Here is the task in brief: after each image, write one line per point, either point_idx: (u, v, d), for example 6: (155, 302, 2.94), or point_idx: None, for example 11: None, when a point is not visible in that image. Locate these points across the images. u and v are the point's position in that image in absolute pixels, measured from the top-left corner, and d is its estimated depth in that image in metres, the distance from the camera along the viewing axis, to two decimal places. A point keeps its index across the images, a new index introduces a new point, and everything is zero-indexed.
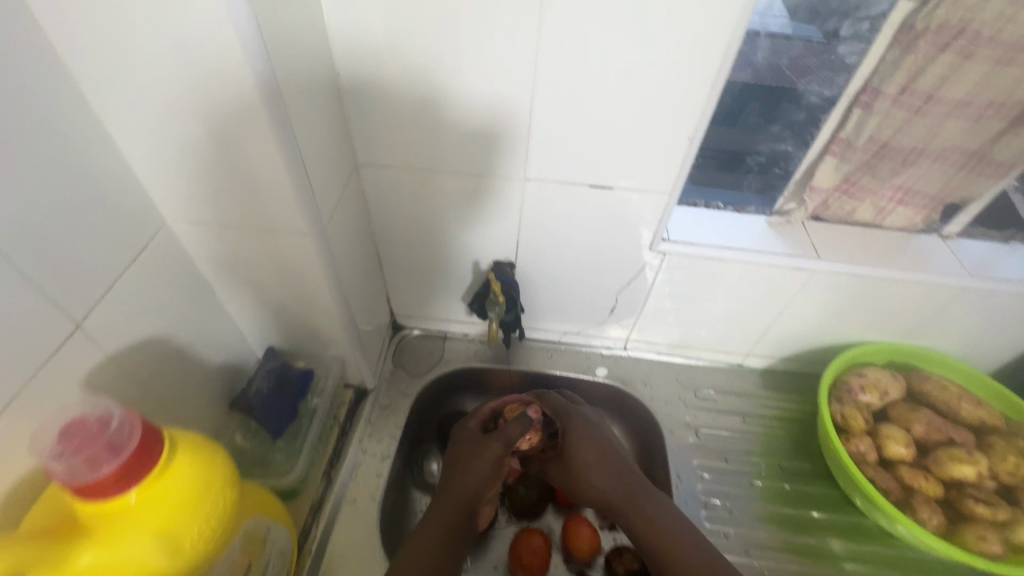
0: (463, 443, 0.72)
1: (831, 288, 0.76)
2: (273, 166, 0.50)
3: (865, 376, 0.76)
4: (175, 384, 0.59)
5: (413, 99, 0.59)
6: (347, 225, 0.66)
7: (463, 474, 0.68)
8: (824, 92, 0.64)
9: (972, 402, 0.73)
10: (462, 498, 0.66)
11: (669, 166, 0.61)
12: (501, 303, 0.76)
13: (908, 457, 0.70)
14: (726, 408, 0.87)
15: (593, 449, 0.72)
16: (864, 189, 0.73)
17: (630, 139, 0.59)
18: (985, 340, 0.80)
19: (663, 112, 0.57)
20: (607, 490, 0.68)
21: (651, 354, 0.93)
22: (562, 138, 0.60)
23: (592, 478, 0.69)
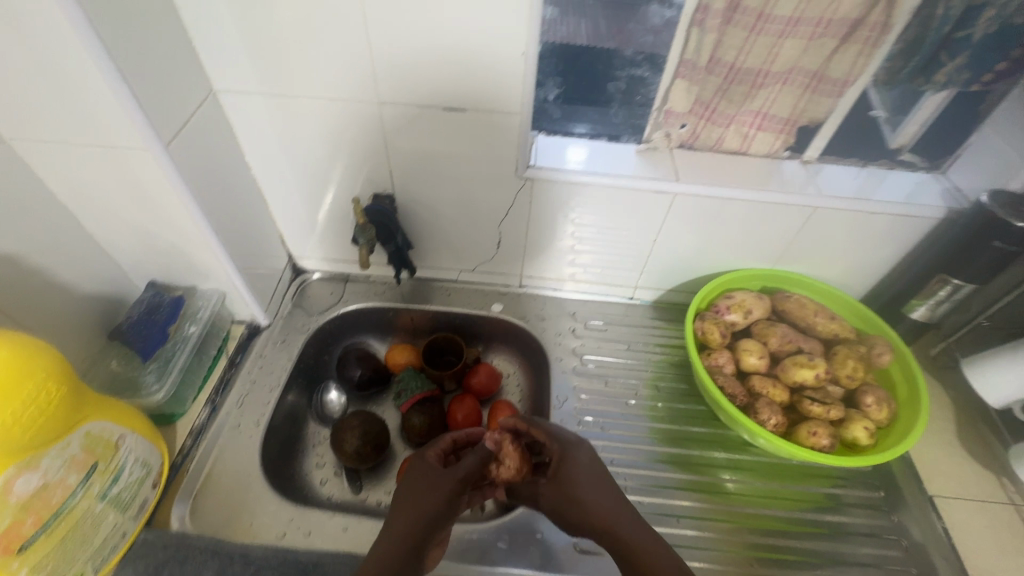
0: (410, 482, 0.60)
1: (697, 213, 0.79)
2: (89, 79, 0.51)
3: (732, 297, 0.80)
4: (28, 302, 0.61)
5: (261, 22, 0.60)
6: (211, 153, 0.68)
7: (412, 506, 0.58)
8: (664, 13, 0.67)
9: (825, 317, 0.78)
10: (415, 532, 0.56)
11: (515, 85, 0.64)
12: (370, 228, 0.77)
13: (761, 367, 0.74)
14: (614, 338, 0.91)
15: (578, 476, 0.62)
16: (723, 115, 0.76)
17: (473, 58, 0.62)
18: (847, 263, 0.84)
19: (497, 28, 0.59)
20: (596, 511, 0.59)
21: (547, 291, 0.96)
22: (409, 58, 0.62)
23: (580, 503, 0.60)
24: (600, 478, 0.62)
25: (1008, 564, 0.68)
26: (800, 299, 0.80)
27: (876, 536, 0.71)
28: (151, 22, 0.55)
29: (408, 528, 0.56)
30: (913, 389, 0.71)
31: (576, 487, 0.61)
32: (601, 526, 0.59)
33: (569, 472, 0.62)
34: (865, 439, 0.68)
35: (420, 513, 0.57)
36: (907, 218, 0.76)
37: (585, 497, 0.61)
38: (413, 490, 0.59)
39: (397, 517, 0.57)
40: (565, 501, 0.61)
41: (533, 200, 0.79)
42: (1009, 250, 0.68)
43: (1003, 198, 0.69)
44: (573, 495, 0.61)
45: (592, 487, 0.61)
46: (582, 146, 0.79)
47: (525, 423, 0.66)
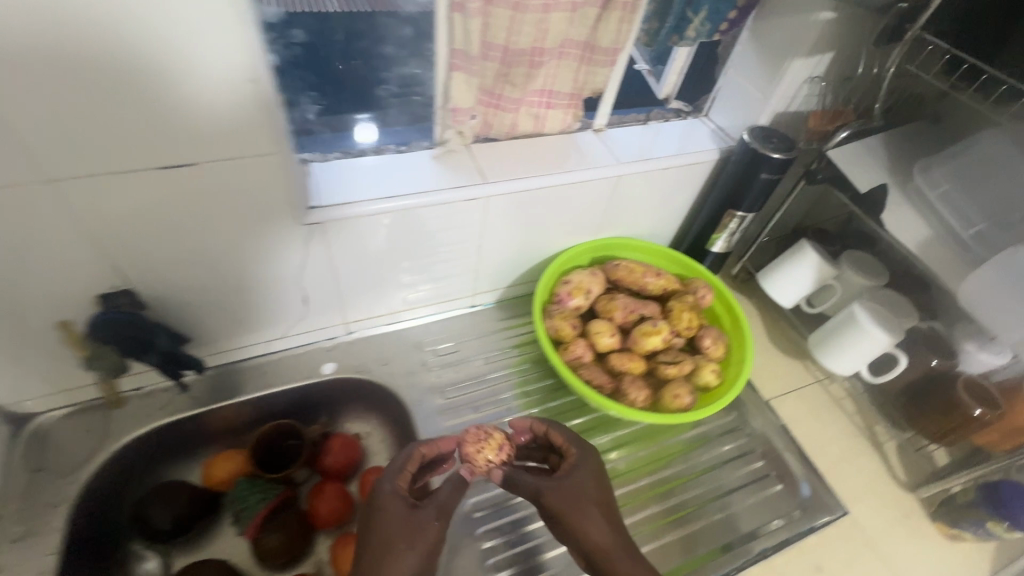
0: (399, 505, 0.58)
1: (514, 208, 0.73)
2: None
3: (570, 282, 0.79)
4: None
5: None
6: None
7: (389, 533, 0.56)
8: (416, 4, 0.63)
9: (653, 275, 0.81)
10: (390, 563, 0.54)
11: (256, 119, 0.50)
12: (109, 355, 0.60)
13: (615, 344, 0.75)
14: (469, 355, 0.84)
15: (589, 493, 0.62)
16: (511, 99, 0.70)
17: (181, 93, 0.45)
18: (656, 218, 0.88)
19: (201, 53, 0.44)
20: (601, 536, 0.59)
21: (382, 328, 0.83)
22: (75, 110, 0.43)
23: (589, 517, 0.60)
24: (607, 494, 0.63)
25: (831, 437, 0.81)
26: (627, 265, 0.81)
27: (740, 458, 0.78)
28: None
29: (386, 556, 0.54)
30: (737, 318, 0.79)
31: (587, 506, 0.61)
32: (603, 549, 0.59)
33: (580, 482, 0.63)
34: (715, 381, 0.73)
35: (409, 550, 0.55)
36: (694, 166, 0.81)
37: (597, 517, 0.60)
38: (395, 521, 0.57)
39: (375, 554, 0.55)
40: (572, 512, 0.60)
41: (331, 242, 0.65)
42: (772, 177, 0.77)
43: (758, 132, 0.77)
44: (581, 509, 0.61)
45: (601, 498, 0.62)
46: (370, 162, 0.66)
47: (543, 425, 0.68)
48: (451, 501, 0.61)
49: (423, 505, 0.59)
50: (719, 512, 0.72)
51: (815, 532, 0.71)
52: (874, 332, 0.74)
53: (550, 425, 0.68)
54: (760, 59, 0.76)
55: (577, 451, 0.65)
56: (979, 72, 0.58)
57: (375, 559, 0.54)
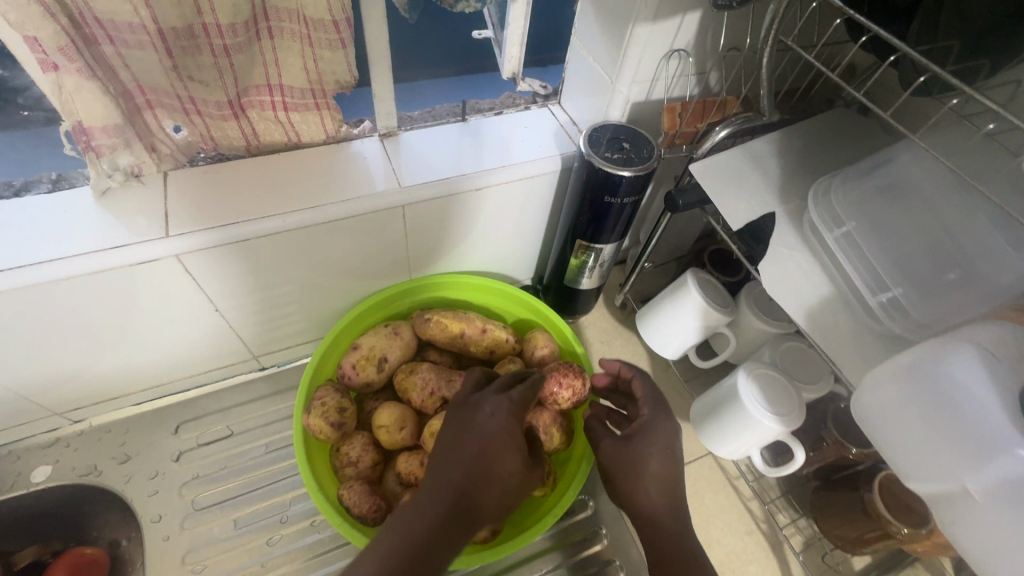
0: (502, 425, 0.43)
1: (244, 260, 0.51)
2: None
3: (355, 351, 0.58)
4: None
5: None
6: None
7: (453, 462, 0.41)
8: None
9: (475, 332, 0.60)
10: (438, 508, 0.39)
11: None
12: None
13: (406, 442, 0.55)
14: (244, 439, 0.64)
15: (668, 452, 0.48)
16: (214, 103, 0.47)
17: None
18: (496, 245, 0.66)
19: None
20: (661, 509, 0.47)
21: (130, 409, 0.64)
22: None
23: (647, 487, 0.47)
24: (677, 463, 0.49)
25: (714, 539, 0.62)
26: (440, 320, 0.60)
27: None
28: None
29: (477, 476, 0.40)
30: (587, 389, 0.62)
31: (655, 470, 0.48)
32: (659, 528, 0.47)
33: (646, 444, 0.49)
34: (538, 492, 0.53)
35: (495, 481, 0.41)
36: (523, 182, 0.58)
37: (660, 491, 0.47)
38: (495, 439, 0.42)
39: (484, 469, 0.41)
40: (633, 475, 0.48)
41: None
42: (626, 202, 0.54)
43: (605, 132, 0.53)
44: (641, 476, 0.48)
45: (666, 469, 0.48)
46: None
47: (631, 371, 0.56)
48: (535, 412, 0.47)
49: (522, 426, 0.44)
50: None
51: None
52: (764, 420, 0.53)
53: (637, 372, 0.55)
54: (602, 22, 0.51)
55: (655, 408, 0.52)
56: (887, 48, 0.36)
57: (445, 474, 0.40)
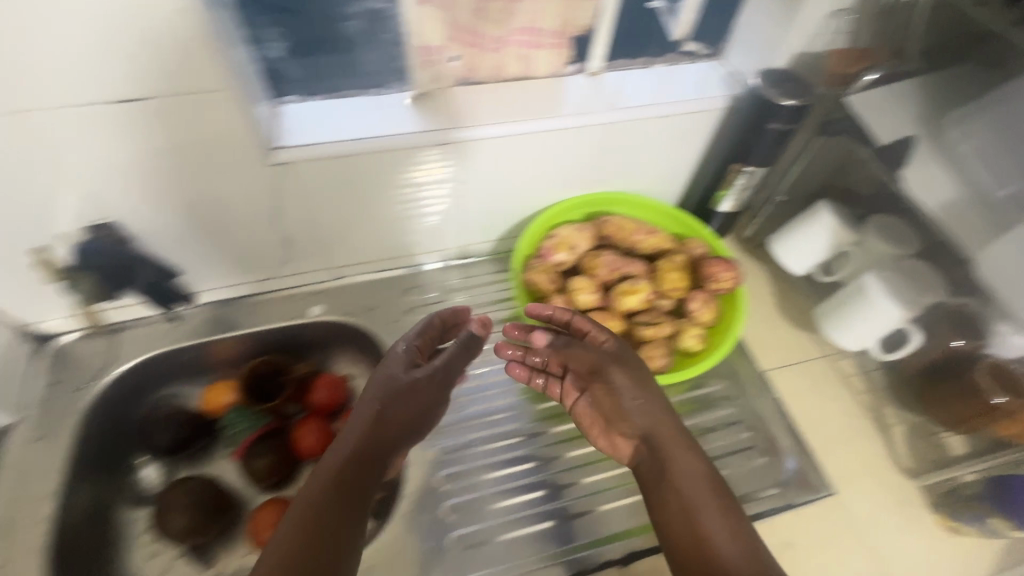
0: (372, 409, 0.57)
1: (493, 154, 0.71)
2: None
3: (554, 237, 0.76)
4: None
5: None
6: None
7: (347, 436, 0.56)
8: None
9: (644, 233, 0.77)
10: (345, 456, 0.54)
11: (200, 57, 0.50)
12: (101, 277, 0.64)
13: (595, 303, 0.72)
14: (454, 305, 0.85)
15: (641, 372, 0.63)
16: (491, 38, 0.67)
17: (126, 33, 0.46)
18: (657, 172, 0.82)
19: None
20: (649, 415, 0.61)
21: (371, 276, 0.85)
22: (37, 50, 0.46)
23: (628, 391, 0.62)
24: (646, 373, 0.64)
25: (831, 416, 0.75)
26: (618, 221, 0.78)
27: (712, 429, 0.74)
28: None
29: (366, 436, 0.55)
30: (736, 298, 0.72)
31: (631, 383, 0.62)
32: (654, 435, 0.61)
33: (632, 363, 0.63)
34: (695, 344, 0.69)
35: (388, 429, 0.57)
36: (696, 115, 0.73)
37: (641, 412, 0.62)
38: (370, 413, 0.57)
39: (367, 438, 0.55)
40: (619, 407, 0.63)
41: (303, 187, 0.66)
42: (786, 129, 0.69)
43: (773, 75, 0.68)
44: (641, 385, 0.62)
45: (639, 384, 0.62)
46: (343, 104, 0.66)
47: (566, 313, 0.67)
48: (452, 377, 0.65)
49: (373, 426, 0.56)
50: None
51: (790, 509, 0.67)
52: (887, 307, 0.68)
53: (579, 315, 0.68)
54: None
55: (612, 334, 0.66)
56: None
57: (331, 456, 0.54)
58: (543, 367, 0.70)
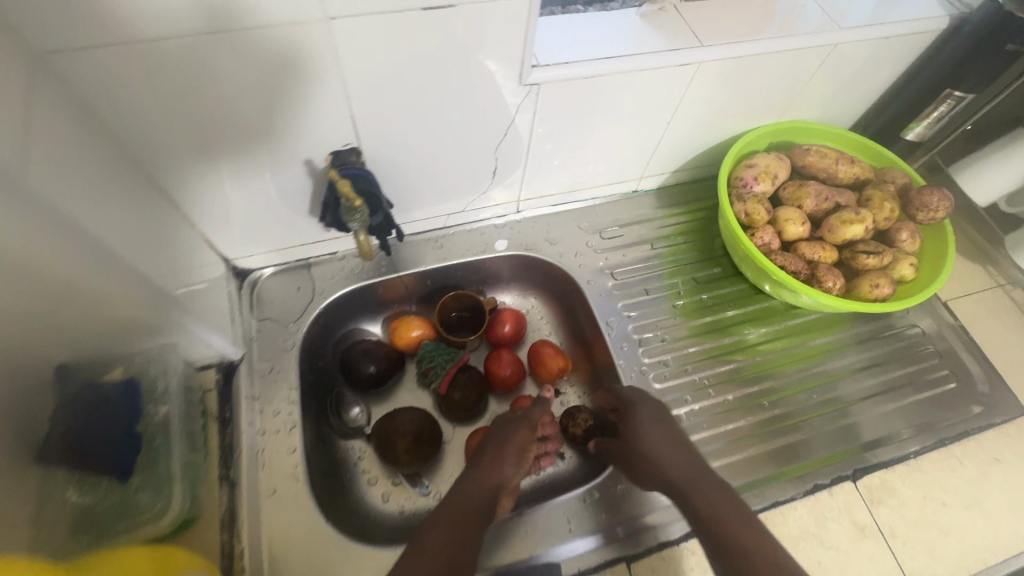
0: (501, 459, 0.59)
1: (720, 77, 0.68)
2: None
3: (757, 166, 0.74)
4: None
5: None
6: (63, 146, 0.42)
7: (460, 494, 0.55)
8: None
9: (846, 163, 0.75)
10: (470, 511, 0.53)
11: None
12: (359, 207, 0.58)
13: (805, 233, 0.72)
14: (633, 240, 0.83)
15: (649, 423, 0.61)
16: None
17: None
18: (844, 100, 0.81)
19: None
20: (666, 457, 0.57)
21: (547, 210, 0.83)
22: None
23: (648, 439, 0.59)
24: (667, 421, 0.61)
25: (1011, 342, 0.79)
26: (820, 150, 0.75)
27: (903, 356, 0.77)
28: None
29: (485, 500, 0.55)
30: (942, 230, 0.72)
31: (642, 432, 0.60)
32: (675, 474, 0.56)
33: (641, 420, 0.61)
34: (910, 273, 0.70)
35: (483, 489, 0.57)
36: (914, 37, 0.71)
37: (662, 448, 0.58)
38: (476, 483, 0.57)
39: (477, 500, 0.55)
40: (636, 445, 0.59)
41: (538, 109, 0.63)
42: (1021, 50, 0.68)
43: None
44: (639, 441, 0.59)
45: (660, 430, 0.60)
46: (582, 22, 0.62)
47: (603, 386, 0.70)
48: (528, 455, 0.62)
49: (523, 452, 0.61)
50: (839, 421, 0.70)
51: (992, 428, 0.71)
52: None
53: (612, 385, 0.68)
54: None
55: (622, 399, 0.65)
56: None
57: (453, 503, 0.54)
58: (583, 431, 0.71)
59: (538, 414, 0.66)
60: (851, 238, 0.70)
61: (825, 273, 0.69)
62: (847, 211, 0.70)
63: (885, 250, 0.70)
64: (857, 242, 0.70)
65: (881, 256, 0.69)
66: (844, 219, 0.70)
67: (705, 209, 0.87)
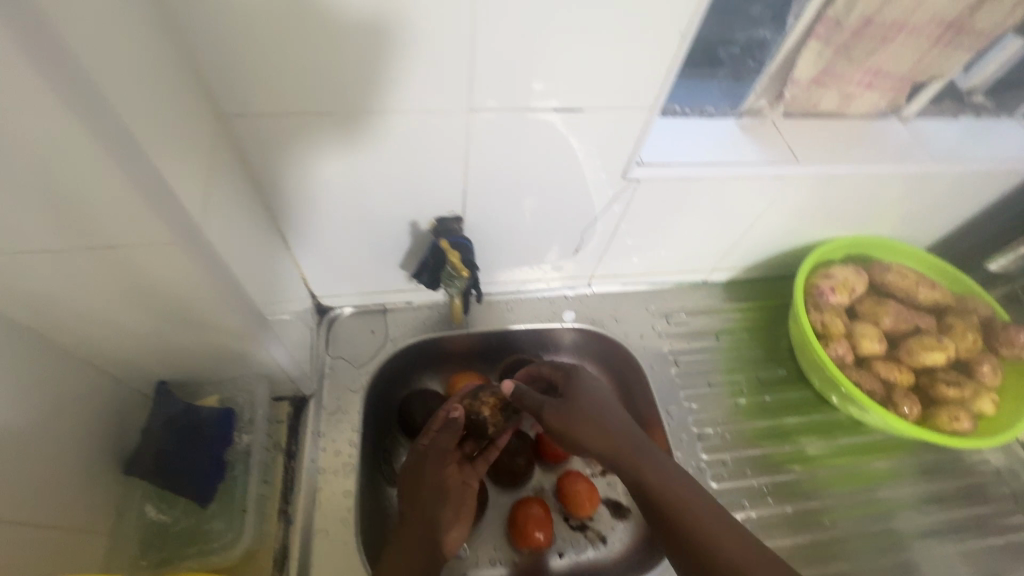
0: (410, 479, 0.63)
1: (808, 191, 0.70)
2: (62, 144, 0.31)
3: (835, 277, 0.74)
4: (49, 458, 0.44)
5: (303, 2, 0.40)
6: (224, 205, 0.46)
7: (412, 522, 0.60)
8: (756, 32, 0.62)
9: (927, 286, 0.75)
10: (422, 542, 0.59)
11: (661, 79, 0.50)
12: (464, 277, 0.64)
13: (881, 351, 0.71)
14: (699, 330, 0.84)
15: (590, 407, 0.62)
16: (846, 75, 0.65)
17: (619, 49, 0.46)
18: (929, 223, 0.81)
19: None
20: (603, 438, 0.59)
21: (617, 287, 0.85)
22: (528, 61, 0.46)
23: (587, 422, 0.60)
24: (603, 399, 0.63)
25: None
26: (899, 270, 0.76)
27: (974, 494, 0.73)
28: (88, 1, 0.30)
29: (431, 531, 0.59)
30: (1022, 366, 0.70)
31: (579, 411, 0.61)
32: (619, 452, 0.58)
33: (583, 403, 0.62)
34: (991, 409, 0.68)
35: (419, 505, 0.61)
36: (1004, 175, 0.73)
37: (607, 425, 0.60)
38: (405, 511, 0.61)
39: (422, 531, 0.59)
40: (580, 419, 0.60)
41: (632, 202, 0.66)
42: None
43: None
44: (580, 423, 0.60)
45: (597, 409, 0.61)
46: (685, 125, 0.65)
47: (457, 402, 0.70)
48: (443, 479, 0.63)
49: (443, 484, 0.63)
50: (899, 554, 0.67)
51: None
52: None
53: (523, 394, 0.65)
54: None
55: (569, 381, 0.64)
56: None
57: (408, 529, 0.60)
58: (478, 450, 0.69)
59: (443, 440, 0.66)
60: (931, 364, 0.69)
61: (902, 396, 0.68)
62: (930, 336, 0.69)
63: (969, 383, 0.68)
64: (937, 370, 0.69)
65: (964, 389, 0.67)
66: (925, 345, 0.69)
67: (774, 307, 0.87)
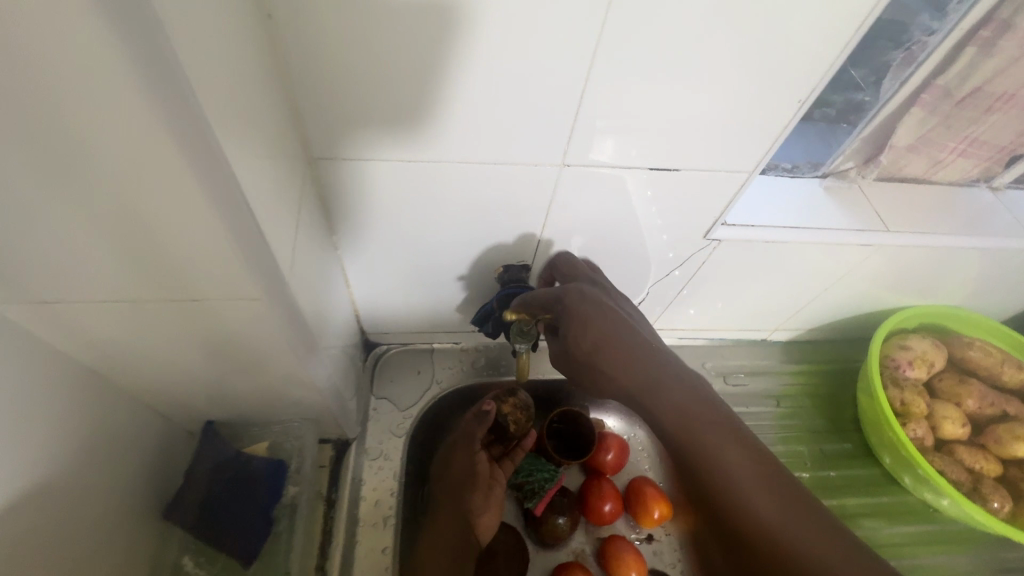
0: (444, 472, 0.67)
1: (892, 259, 0.66)
2: (170, 195, 0.28)
3: (914, 349, 0.70)
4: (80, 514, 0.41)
5: (422, 49, 0.38)
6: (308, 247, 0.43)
7: (446, 506, 0.65)
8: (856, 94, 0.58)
9: (1014, 367, 0.70)
10: (455, 528, 0.63)
11: (767, 139, 0.48)
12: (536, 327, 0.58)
13: (964, 436, 0.67)
14: (758, 392, 0.79)
15: (580, 331, 0.49)
16: (944, 142, 0.62)
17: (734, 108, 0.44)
18: (1012, 297, 0.76)
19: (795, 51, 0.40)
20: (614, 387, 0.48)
21: (673, 340, 0.81)
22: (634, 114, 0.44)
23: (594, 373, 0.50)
24: (605, 317, 0.49)
25: None
26: (985, 347, 0.71)
27: None
28: (217, 43, 0.28)
29: (462, 518, 0.64)
30: None
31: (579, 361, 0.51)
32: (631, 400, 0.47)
33: (573, 327, 0.50)
34: None
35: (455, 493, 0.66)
36: None
37: (612, 371, 0.47)
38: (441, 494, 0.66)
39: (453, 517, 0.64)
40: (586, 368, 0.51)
41: (708, 261, 0.63)
42: None
43: None
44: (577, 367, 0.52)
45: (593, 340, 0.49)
46: (768, 183, 0.62)
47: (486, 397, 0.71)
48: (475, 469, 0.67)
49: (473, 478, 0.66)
50: None
51: None
52: None
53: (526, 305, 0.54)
54: None
55: (562, 293, 0.51)
56: None
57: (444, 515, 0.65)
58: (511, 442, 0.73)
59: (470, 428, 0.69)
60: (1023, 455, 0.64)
61: (990, 489, 0.63)
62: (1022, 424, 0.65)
63: None
64: None
65: None
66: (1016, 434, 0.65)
67: (837, 373, 0.82)
